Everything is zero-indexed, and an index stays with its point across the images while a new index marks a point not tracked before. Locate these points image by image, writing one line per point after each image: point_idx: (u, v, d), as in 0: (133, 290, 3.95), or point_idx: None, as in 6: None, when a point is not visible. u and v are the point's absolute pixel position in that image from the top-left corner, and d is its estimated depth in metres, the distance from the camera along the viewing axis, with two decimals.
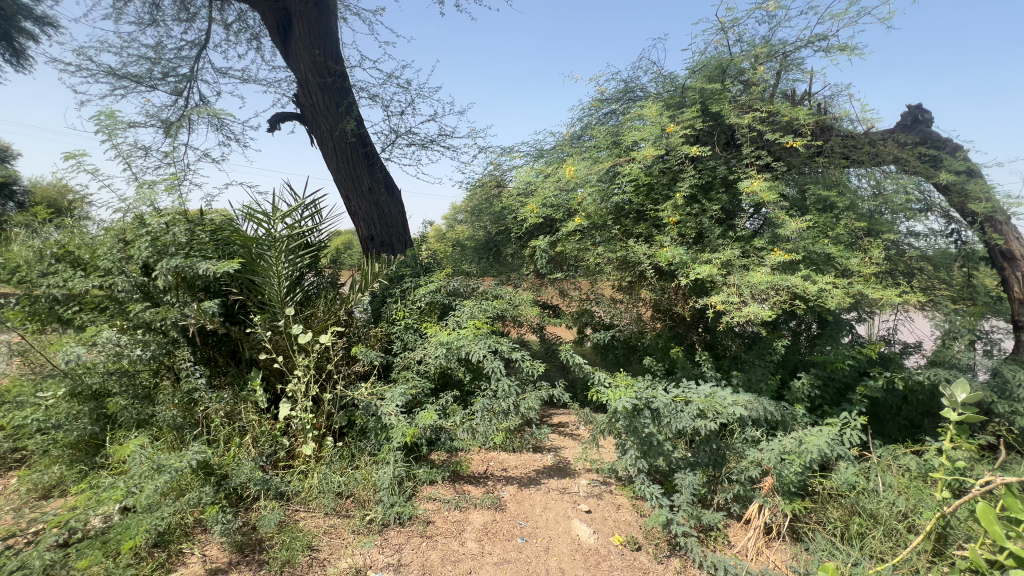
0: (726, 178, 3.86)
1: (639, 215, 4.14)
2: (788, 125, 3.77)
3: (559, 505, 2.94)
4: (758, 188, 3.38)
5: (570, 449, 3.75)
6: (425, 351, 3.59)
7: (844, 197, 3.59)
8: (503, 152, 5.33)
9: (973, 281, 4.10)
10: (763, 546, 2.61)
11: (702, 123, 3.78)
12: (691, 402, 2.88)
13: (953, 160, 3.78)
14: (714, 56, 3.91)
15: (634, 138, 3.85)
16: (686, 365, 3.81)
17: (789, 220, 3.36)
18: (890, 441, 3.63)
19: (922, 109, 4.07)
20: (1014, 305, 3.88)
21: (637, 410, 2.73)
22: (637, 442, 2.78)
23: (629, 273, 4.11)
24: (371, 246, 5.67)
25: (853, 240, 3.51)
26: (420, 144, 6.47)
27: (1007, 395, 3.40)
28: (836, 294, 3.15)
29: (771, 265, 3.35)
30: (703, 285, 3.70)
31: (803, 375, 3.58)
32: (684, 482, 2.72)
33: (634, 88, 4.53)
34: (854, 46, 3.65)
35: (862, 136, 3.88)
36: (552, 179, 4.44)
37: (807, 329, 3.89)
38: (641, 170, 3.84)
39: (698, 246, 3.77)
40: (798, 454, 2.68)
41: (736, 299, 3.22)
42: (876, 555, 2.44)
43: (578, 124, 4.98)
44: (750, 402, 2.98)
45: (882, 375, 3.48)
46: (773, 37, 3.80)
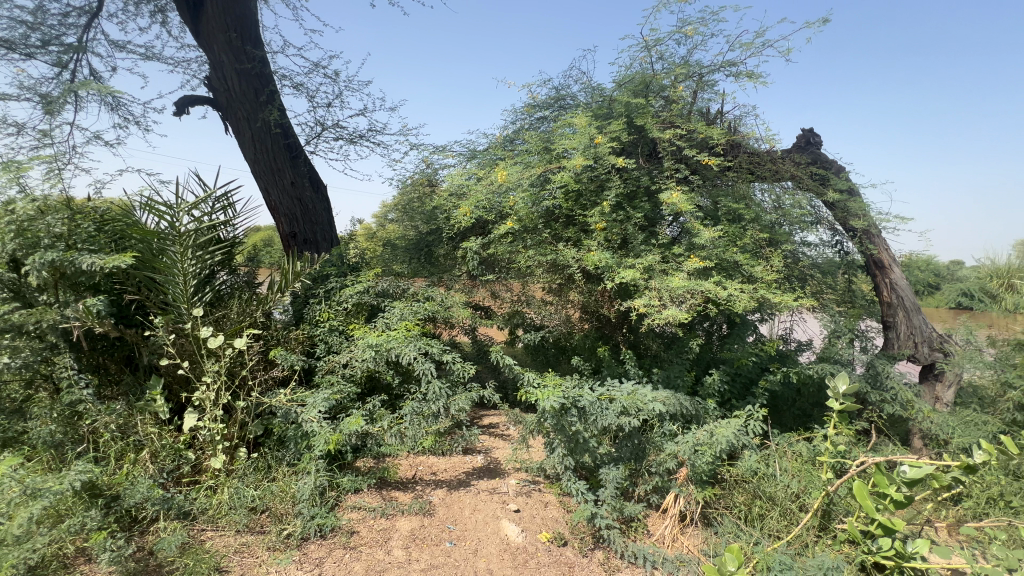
0: (649, 187, 4.06)
1: (569, 220, 4.25)
2: (703, 142, 4.07)
3: (488, 506, 2.94)
4: (677, 200, 3.59)
5: (500, 449, 3.79)
6: (350, 355, 3.46)
7: (750, 209, 3.93)
8: (435, 151, 5.25)
9: (852, 287, 4.63)
10: (678, 532, 2.80)
11: (626, 135, 3.98)
12: (615, 399, 3.00)
13: (838, 180, 4.26)
14: (639, 71, 4.12)
15: (565, 147, 3.97)
16: (610, 364, 3.99)
17: (703, 230, 3.62)
18: (787, 430, 4.01)
19: (814, 133, 4.57)
20: (884, 308, 4.45)
21: (564, 409, 2.83)
22: (565, 440, 2.88)
23: (558, 277, 4.22)
24: (293, 243, 5.36)
25: (757, 249, 3.86)
26: (347, 140, 6.23)
27: (878, 385, 3.88)
28: (742, 298, 3.43)
29: (688, 270, 3.58)
30: (626, 288, 3.87)
31: (714, 371, 3.85)
32: (607, 476, 2.84)
33: (565, 96, 4.66)
34: (759, 74, 4.01)
35: (765, 154, 4.29)
36: (485, 181, 4.44)
37: (718, 330, 4.20)
38: (570, 177, 3.96)
39: (623, 252, 3.93)
40: (709, 444, 2.88)
41: (656, 302, 3.41)
42: (774, 534, 2.72)
43: (510, 128, 5.02)
44: (668, 398, 3.18)
45: (780, 370, 3.86)
46: (690, 59, 4.07)
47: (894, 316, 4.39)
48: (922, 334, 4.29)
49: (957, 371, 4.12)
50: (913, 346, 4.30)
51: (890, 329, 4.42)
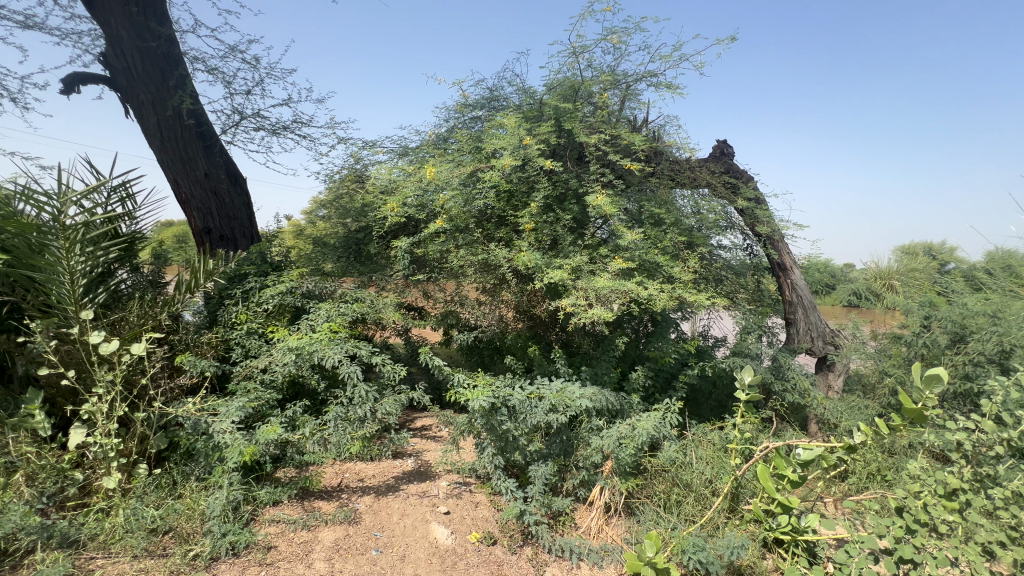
0: (577, 190, 4.18)
1: (501, 220, 4.28)
2: (627, 148, 4.26)
3: (417, 511, 2.89)
4: (602, 203, 3.72)
5: (432, 451, 3.73)
6: (270, 359, 3.28)
7: (671, 214, 4.17)
8: (365, 146, 5.08)
9: (761, 286, 5.05)
10: (603, 524, 2.91)
11: (555, 138, 4.07)
12: (544, 398, 3.06)
13: (747, 189, 4.63)
14: (568, 77, 4.18)
15: (496, 147, 4.00)
16: (542, 363, 4.09)
17: (626, 232, 3.80)
18: (704, 420, 4.29)
19: (727, 145, 4.93)
20: (787, 306, 4.90)
21: (494, 408, 2.87)
22: (495, 439, 2.91)
23: (490, 277, 4.23)
24: (207, 239, 4.97)
25: (676, 251, 4.10)
26: (269, 131, 5.86)
27: (780, 376, 4.27)
28: (662, 297, 3.63)
29: (613, 271, 3.71)
30: (555, 288, 3.95)
31: (639, 367, 4.04)
32: (536, 473, 2.92)
33: (498, 97, 4.68)
34: (676, 86, 4.26)
35: (684, 162, 4.58)
36: (414, 179, 4.36)
37: (643, 328, 4.41)
38: (500, 178, 4.01)
39: (553, 252, 4.01)
40: (631, 437, 2.97)
41: (582, 301, 3.52)
42: (690, 519, 2.89)
43: (443, 126, 4.96)
44: (595, 394, 3.29)
45: (698, 365, 4.13)
46: (615, 68, 4.24)
47: (795, 314, 4.84)
48: (817, 329, 4.78)
49: (846, 362, 4.60)
50: (810, 341, 4.78)
51: (791, 325, 4.88)
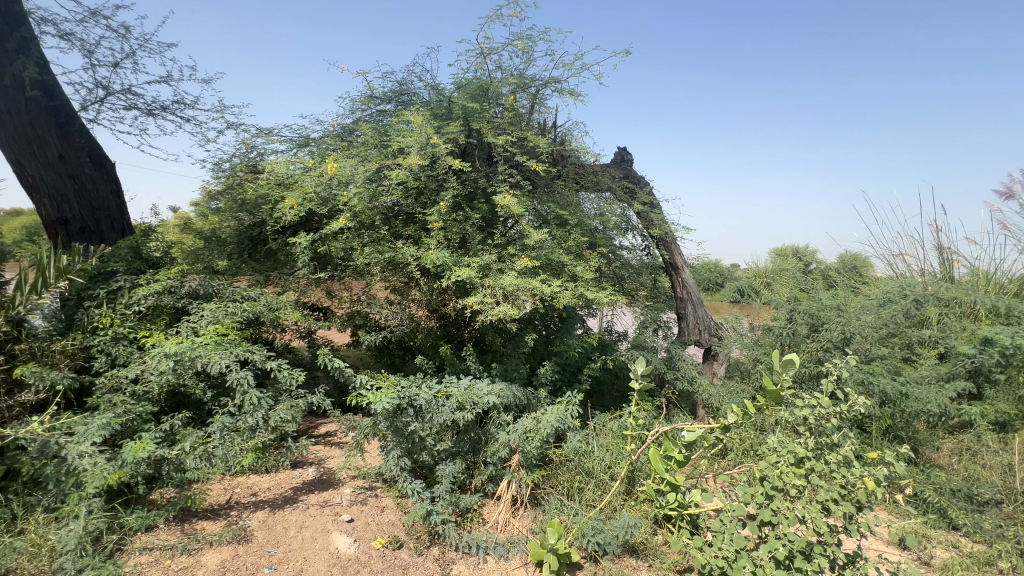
0: (486, 189, 4.22)
1: (409, 218, 4.20)
2: (534, 151, 4.39)
3: (317, 521, 2.74)
4: (509, 203, 3.79)
5: (335, 458, 3.56)
6: (142, 368, 2.92)
7: (575, 215, 4.37)
8: (259, 134, 4.69)
9: (657, 284, 5.46)
10: (510, 517, 2.97)
11: (463, 137, 4.08)
12: (451, 396, 3.04)
13: (643, 194, 4.96)
14: (476, 77, 4.22)
15: (402, 143, 3.91)
16: (453, 362, 4.08)
17: (533, 232, 3.91)
18: (607, 410, 4.55)
19: (627, 152, 5.26)
20: (679, 302, 5.35)
21: (399, 409, 2.82)
22: (401, 441, 2.86)
23: (397, 275, 4.13)
24: (62, 232, 4.28)
25: (579, 251, 4.31)
26: (144, 110, 5.20)
27: (672, 366, 4.67)
28: (566, 295, 3.78)
29: (520, 269, 3.80)
30: (464, 286, 3.95)
31: (546, 363, 4.18)
32: (443, 472, 2.92)
33: (406, 92, 4.58)
34: (578, 93, 4.46)
35: (587, 166, 4.83)
36: (315, 172, 4.12)
37: (551, 325, 4.52)
38: (407, 175, 3.95)
39: (462, 251, 4.00)
40: (536, 430, 3.07)
41: (490, 299, 3.58)
42: (591, 504, 3.05)
43: (348, 118, 4.74)
44: (503, 390, 3.34)
45: (600, 358, 4.38)
46: (521, 71, 4.34)
47: (685, 309, 5.31)
48: (704, 323, 5.26)
49: (728, 352, 5.10)
50: (698, 333, 5.26)
51: (682, 320, 5.34)
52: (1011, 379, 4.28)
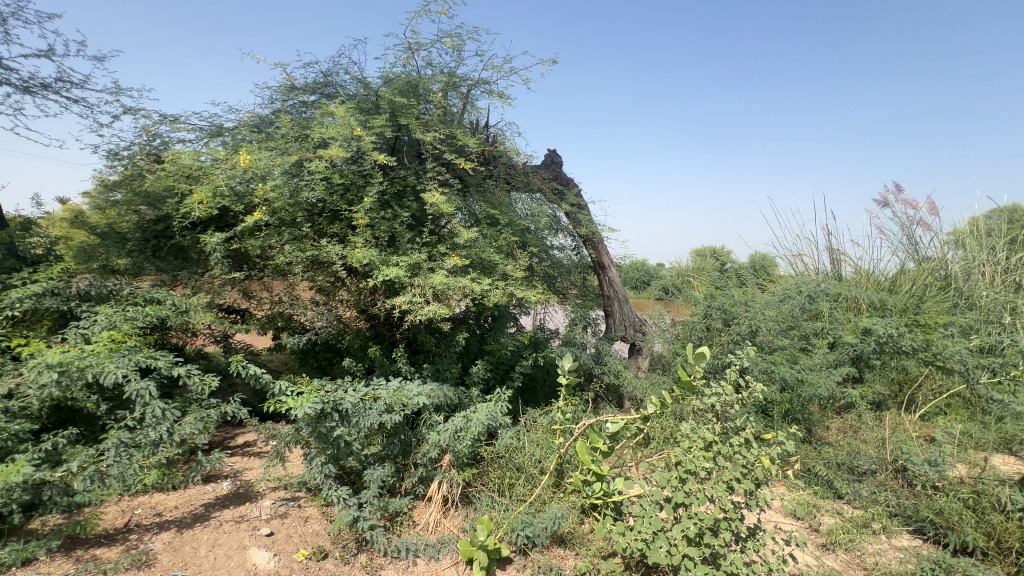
0: (415, 186, 4.16)
1: (334, 215, 4.04)
2: (463, 150, 4.39)
3: (232, 538, 2.56)
4: (439, 201, 3.76)
5: (253, 469, 3.35)
6: (17, 381, 2.56)
7: (505, 215, 4.42)
8: (162, 120, 4.29)
9: (587, 283, 5.65)
10: (441, 517, 2.96)
11: (391, 133, 3.98)
12: (379, 398, 2.97)
13: (572, 195, 5.11)
14: (403, 73, 4.15)
15: (324, 136, 3.75)
16: (383, 363, 3.98)
17: (463, 231, 3.90)
18: (538, 406, 4.63)
19: (556, 154, 5.40)
20: (606, 300, 5.54)
21: (323, 415, 2.71)
22: (325, 447, 2.75)
23: (323, 274, 3.95)
24: None
25: (510, 250, 4.37)
26: (19, 88, 4.57)
27: (600, 361, 4.86)
28: (496, 293, 3.82)
29: (449, 268, 3.78)
30: (393, 286, 3.86)
31: (479, 361, 4.18)
32: (371, 477, 2.84)
33: (331, 83, 4.39)
34: (507, 95, 4.52)
35: (518, 167, 4.90)
36: (227, 164, 3.84)
37: (484, 323, 4.54)
38: (330, 170, 3.80)
39: (390, 250, 3.91)
40: (467, 429, 3.07)
41: (419, 299, 3.53)
42: (521, 498, 3.10)
43: (266, 108, 4.46)
44: (433, 390, 3.31)
45: (532, 356, 4.47)
46: (450, 69, 4.32)
47: (612, 307, 5.50)
48: (629, 320, 5.48)
49: (650, 346, 5.35)
50: (624, 330, 5.47)
51: (610, 317, 5.53)
52: (885, 364, 4.90)
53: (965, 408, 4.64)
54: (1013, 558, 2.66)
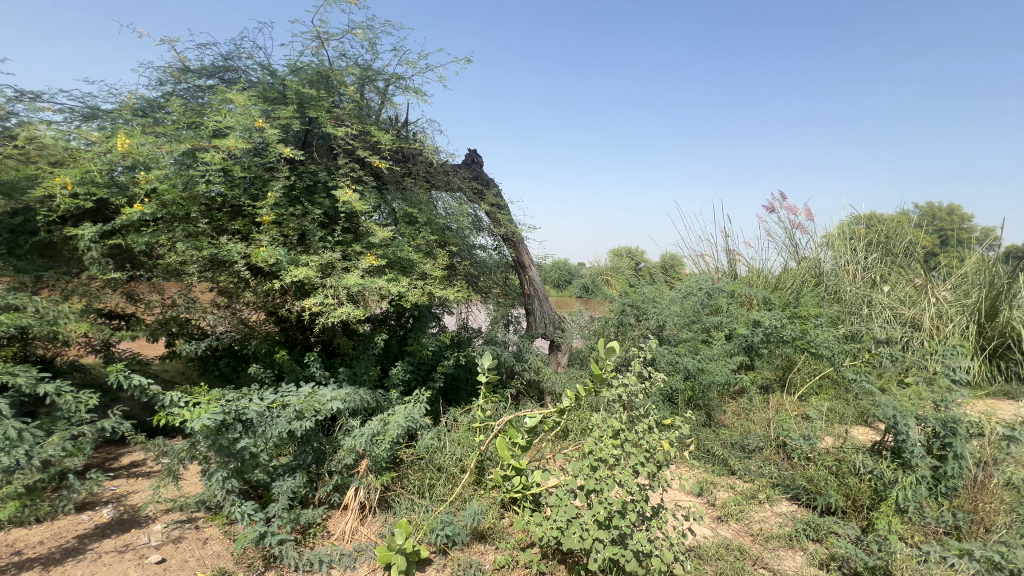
0: (327, 182, 3.98)
1: (236, 211, 3.74)
2: (378, 146, 4.27)
3: (114, 569, 2.30)
4: (352, 199, 3.64)
5: (141, 492, 3.02)
6: None
7: (423, 214, 4.38)
8: (20, 97, 3.70)
9: (508, 281, 5.72)
10: (358, 524, 2.87)
11: (299, 125, 3.78)
12: (288, 405, 2.80)
13: (491, 195, 5.15)
14: (312, 63, 3.96)
15: (222, 125, 3.46)
16: (294, 369, 3.75)
17: (379, 230, 3.80)
18: (461, 404, 4.64)
19: (477, 154, 5.42)
20: (527, 298, 5.61)
21: (223, 426, 2.49)
22: (227, 461, 2.54)
23: (223, 274, 3.64)
24: None
25: (429, 249, 4.33)
26: None
27: (520, 358, 4.97)
28: (414, 293, 3.76)
29: (365, 267, 3.66)
30: (303, 286, 3.66)
31: (398, 363, 4.09)
32: (280, 489, 2.71)
33: (231, 68, 4.06)
34: (423, 93, 4.47)
35: (438, 165, 4.86)
36: (103, 150, 3.40)
37: (405, 323, 4.44)
38: (230, 161, 3.52)
39: (300, 248, 3.70)
40: (385, 432, 3.01)
41: (332, 300, 3.40)
42: (441, 498, 3.09)
43: (153, 91, 4.02)
44: (348, 394, 3.19)
45: (454, 355, 4.44)
46: (365, 62, 4.18)
47: (532, 305, 5.60)
48: (549, 317, 5.60)
49: (568, 342, 5.52)
50: (543, 327, 5.59)
51: (530, 315, 5.62)
52: (771, 352, 5.50)
53: (833, 388, 5.33)
54: (863, 513, 3.11)
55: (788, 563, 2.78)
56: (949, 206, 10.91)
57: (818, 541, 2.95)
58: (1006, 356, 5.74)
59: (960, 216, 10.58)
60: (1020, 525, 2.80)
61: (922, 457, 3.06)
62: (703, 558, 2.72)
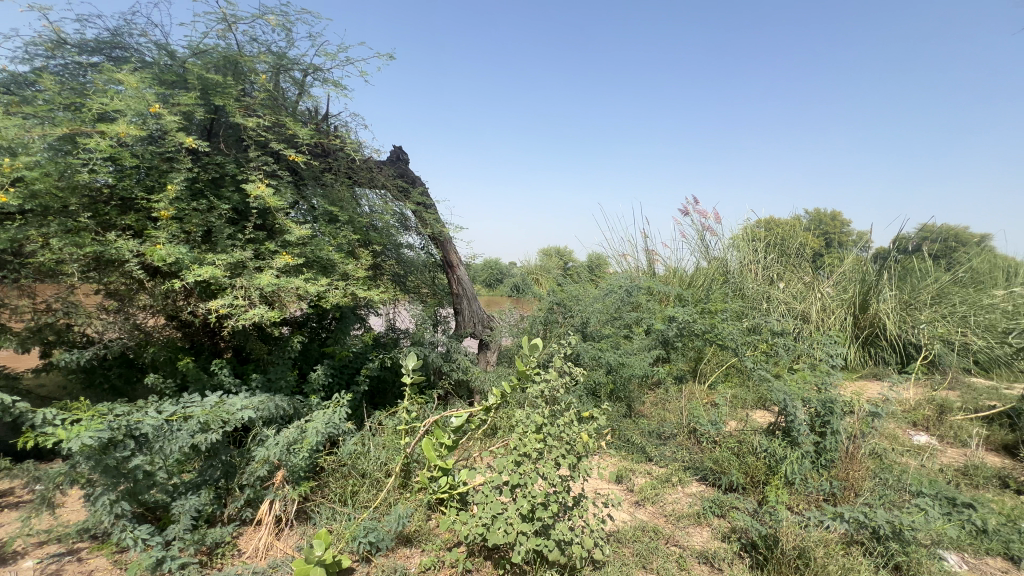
0: (236, 175, 3.71)
1: (126, 204, 3.37)
2: (292, 139, 4.04)
3: None
4: (264, 193, 3.42)
5: (8, 525, 2.63)
6: None
7: (345, 213, 4.22)
8: None
9: (436, 281, 5.66)
10: (273, 539, 2.70)
11: (202, 113, 3.49)
12: (191, 417, 2.57)
13: (417, 193, 5.06)
14: (217, 47, 3.66)
15: (109, 108, 3.10)
16: (200, 377, 3.45)
17: (294, 227, 3.60)
18: (386, 406, 4.53)
19: (403, 151, 5.30)
20: (455, 299, 5.57)
21: (111, 443, 2.23)
22: (116, 482, 2.28)
23: (112, 275, 3.27)
24: None
25: (350, 249, 4.18)
26: None
27: (448, 358, 4.93)
28: (335, 294, 3.62)
29: (279, 267, 3.46)
30: (209, 287, 3.37)
31: (319, 366, 3.90)
32: (182, 509, 2.49)
33: (119, 45, 3.64)
34: (343, 86, 4.30)
35: (360, 162, 4.73)
36: None
37: (327, 326, 4.26)
38: (118, 149, 3.15)
39: (205, 247, 3.42)
40: (303, 440, 2.86)
41: (241, 302, 3.17)
42: (365, 504, 3.00)
43: (21, 65, 3.50)
44: (262, 402, 2.99)
45: (379, 357, 4.31)
46: (278, 49, 3.93)
47: (461, 304, 5.56)
48: (478, 316, 5.59)
49: (497, 340, 5.54)
50: (472, 326, 5.57)
51: (459, 314, 5.58)
52: (685, 345, 5.91)
53: (737, 376, 5.85)
54: (759, 487, 3.46)
55: (696, 538, 3.01)
56: (834, 212, 12.34)
57: (722, 516, 3.23)
58: (876, 344, 6.62)
59: (841, 221, 12.02)
60: (880, 488, 3.28)
61: (807, 435, 3.45)
62: (621, 541, 2.88)
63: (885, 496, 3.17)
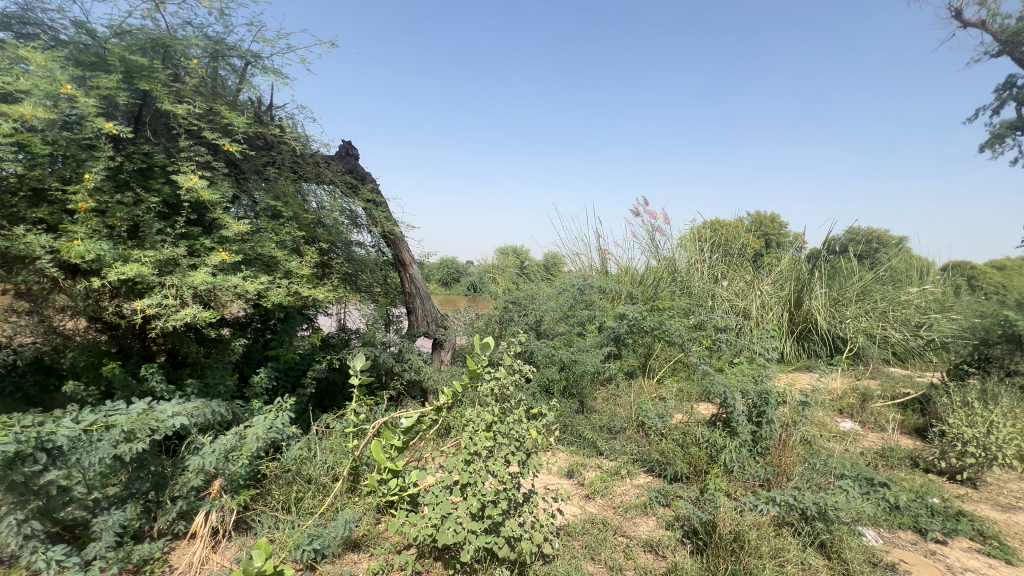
0: (167, 166, 3.47)
1: (38, 195, 3.08)
2: (228, 128, 3.84)
3: None
4: (197, 186, 3.22)
5: None
6: None
7: (289, 208, 4.05)
8: None
9: (388, 280, 5.54)
10: (208, 553, 2.54)
11: (126, 98, 3.24)
12: (114, 426, 2.39)
13: (367, 189, 4.93)
14: (142, 28, 3.41)
15: (15, 89, 2.82)
16: (127, 384, 3.21)
17: (232, 223, 3.41)
18: (335, 409, 4.40)
19: (352, 146, 5.16)
20: (408, 297, 5.47)
21: (19, 457, 2.04)
22: (25, 501, 2.08)
23: (21, 273, 2.98)
24: None
25: (295, 246, 4.01)
26: None
27: (400, 358, 4.83)
28: (277, 293, 3.46)
29: (215, 264, 3.26)
30: (136, 286, 3.14)
31: (262, 369, 3.72)
32: (104, 525, 2.32)
33: (27, 20, 3.31)
34: (285, 75, 4.11)
35: (306, 155, 4.54)
36: None
37: (271, 327, 4.09)
38: (26, 134, 2.87)
39: (132, 243, 3.18)
40: (242, 447, 2.73)
41: (172, 301, 2.97)
42: (310, 510, 2.90)
43: None
44: (196, 408, 2.83)
45: (327, 358, 4.17)
46: (212, 34, 3.71)
47: (414, 303, 5.46)
48: (431, 315, 5.52)
49: (451, 339, 5.48)
50: (425, 325, 5.49)
51: (411, 313, 5.49)
52: (635, 342, 6.09)
53: (684, 371, 6.08)
54: (702, 476, 3.62)
55: (642, 528, 3.12)
56: (773, 215, 13.07)
57: (667, 505, 3.36)
58: (808, 338, 7.08)
59: (780, 224, 12.75)
60: (809, 472, 3.51)
61: (745, 425, 3.64)
62: (571, 535, 2.94)
63: (813, 479, 3.40)
